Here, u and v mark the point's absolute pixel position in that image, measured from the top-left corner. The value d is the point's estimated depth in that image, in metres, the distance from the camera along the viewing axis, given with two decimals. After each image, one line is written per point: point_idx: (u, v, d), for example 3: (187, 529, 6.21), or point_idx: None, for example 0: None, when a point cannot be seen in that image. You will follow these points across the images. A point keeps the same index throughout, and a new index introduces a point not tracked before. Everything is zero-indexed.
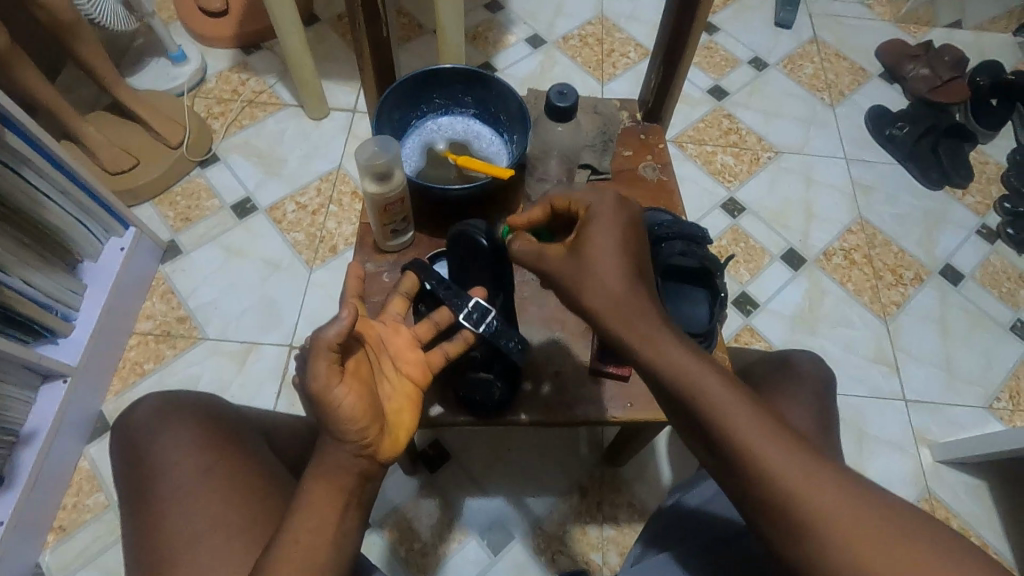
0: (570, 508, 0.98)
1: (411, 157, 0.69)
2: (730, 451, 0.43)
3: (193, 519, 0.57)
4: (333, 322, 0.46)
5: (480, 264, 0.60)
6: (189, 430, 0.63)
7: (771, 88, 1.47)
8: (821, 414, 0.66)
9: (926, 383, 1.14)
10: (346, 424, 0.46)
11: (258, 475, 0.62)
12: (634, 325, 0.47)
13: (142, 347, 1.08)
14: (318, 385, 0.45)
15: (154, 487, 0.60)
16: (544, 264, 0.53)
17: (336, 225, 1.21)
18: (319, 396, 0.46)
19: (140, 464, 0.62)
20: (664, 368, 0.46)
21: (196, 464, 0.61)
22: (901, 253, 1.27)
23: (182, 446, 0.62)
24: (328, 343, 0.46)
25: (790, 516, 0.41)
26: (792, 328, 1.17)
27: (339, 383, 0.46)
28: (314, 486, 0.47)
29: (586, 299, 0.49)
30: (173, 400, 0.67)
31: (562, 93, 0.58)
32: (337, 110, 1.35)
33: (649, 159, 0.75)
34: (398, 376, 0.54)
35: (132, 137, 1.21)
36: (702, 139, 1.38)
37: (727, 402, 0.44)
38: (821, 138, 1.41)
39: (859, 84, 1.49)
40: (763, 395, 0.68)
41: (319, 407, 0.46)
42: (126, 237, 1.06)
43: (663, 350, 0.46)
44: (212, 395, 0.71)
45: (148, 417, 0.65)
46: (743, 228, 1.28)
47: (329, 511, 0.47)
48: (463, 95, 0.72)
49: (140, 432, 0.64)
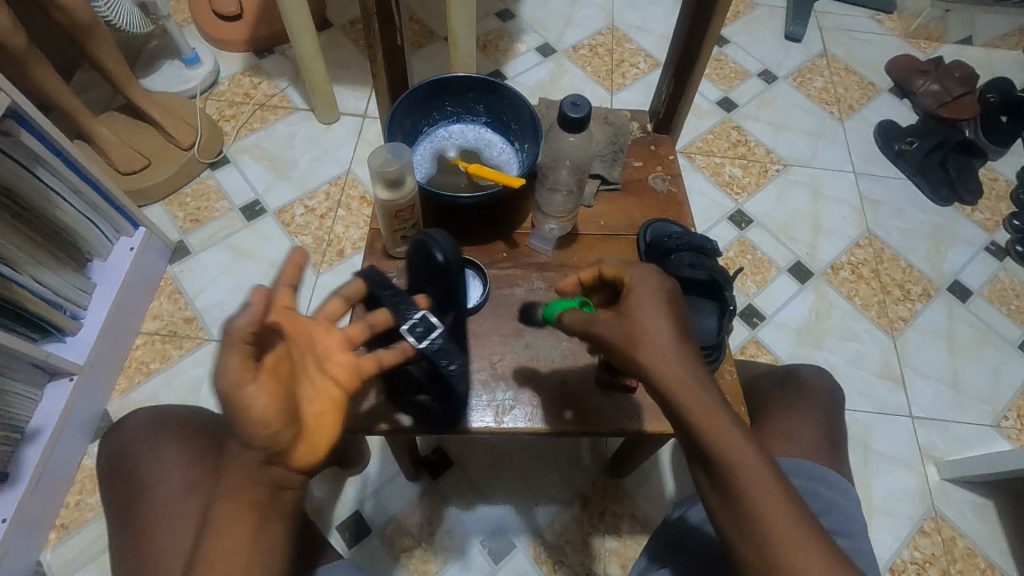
0: (573, 517, 0.98)
1: (422, 163, 0.69)
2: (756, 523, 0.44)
3: (179, 538, 0.58)
4: (243, 309, 0.43)
5: (436, 276, 0.56)
6: (178, 442, 0.63)
7: (779, 101, 1.47)
8: (828, 428, 0.65)
9: (934, 399, 1.13)
10: (254, 438, 0.44)
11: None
12: (683, 386, 0.48)
13: (149, 347, 1.08)
14: (225, 383, 0.42)
15: (142, 506, 0.60)
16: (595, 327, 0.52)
17: (344, 229, 1.22)
18: (229, 398, 0.43)
19: (128, 481, 0.62)
20: (710, 434, 0.46)
21: (184, 482, 0.61)
22: (909, 269, 1.27)
23: (171, 463, 0.62)
24: (234, 328, 0.43)
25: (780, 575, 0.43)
26: (797, 341, 1.17)
27: (251, 383, 0.43)
28: (224, 506, 0.46)
29: (644, 358, 0.48)
30: (161, 415, 0.67)
31: (575, 105, 0.54)
32: (346, 115, 1.35)
33: (659, 170, 0.74)
34: (322, 379, 0.49)
35: (144, 138, 1.22)
36: (710, 151, 1.38)
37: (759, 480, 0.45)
38: (828, 151, 1.41)
39: (869, 98, 1.49)
40: (768, 406, 0.68)
41: (226, 409, 0.43)
42: (136, 237, 1.07)
43: (711, 415, 0.47)
44: (203, 408, 0.70)
45: (135, 433, 0.65)
46: (750, 240, 1.27)
47: (242, 529, 0.47)
48: (475, 104, 0.72)
49: (126, 449, 0.64)
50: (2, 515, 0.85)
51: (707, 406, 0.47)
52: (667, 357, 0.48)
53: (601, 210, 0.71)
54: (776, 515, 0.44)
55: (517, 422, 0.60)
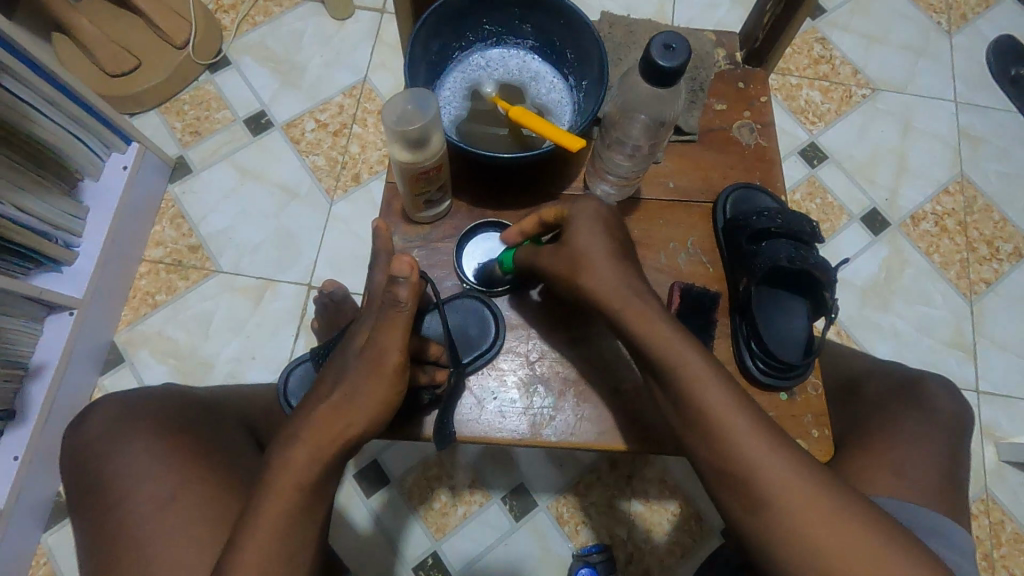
0: (600, 479, 0.93)
1: (452, 103, 0.55)
2: (702, 423, 0.44)
3: (152, 548, 0.51)
4: (400, 281, 0.45)
5: (468, 326, 0.55)
6: (151, 438, 0.56)
7: (878, 6, 1.22)
8: (938, 464, 0.56)
9: (1006, 374, 1.02)
10: (368, 413, 0.46)
11: (225, 496, 0.54)
12: (630, 305, 0.47)
13: (153, 277, 1.01)
14: (384, 351, 0.46)
15: (113, 513, 0.54)
16: (540, 264, 0.51)
17: (360, 150, 1.08)
18: (380, 360, 0.47)
19: (97, 485, 0.56)
20: (649, 339, 0.46)
21: (159, 484, 0.54)
22: (1003, 223, 1.10)
23: (144, 465, 0.55)
24: (398, 296, 0.46)
25: (735, 473, 0.43)
26: (860, 301, 1.05)
27: (379, 345, 0.47)
28: (268, 502, 0.43)
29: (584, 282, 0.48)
30: (128, 407, 0.59)
31: (669, 48, 0.39)
32: (362, 9, 1.16)
33: (747, 116, 0.59)
34: (393, 374, 0.47)
35: (131, 31, 1.06)
36: (787, 69, 1.17)
37: (706, 382, 0.45)
38: (929, 73, 1.18)
39: (987, 6, 1.23)
40: (869, 434, 0.58)
41: (373, 368, 0.47)
42: (129, 154, 0.96)
43: (651, 323, 0.47)
44: (179, 392, 0.63)
45: (102, 432, 0.58)
46: (822, 180, 1.11)
47: (294, 523, 0.43)
48: (521, 23, 0.56)
49: (94, 445, 0.57)
50: (13, 452, 0.83)
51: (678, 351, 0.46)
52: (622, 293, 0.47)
53: (670, 166, 0.58)
54: (765, 462, 0.43)
55: (557, 433, 0.53)
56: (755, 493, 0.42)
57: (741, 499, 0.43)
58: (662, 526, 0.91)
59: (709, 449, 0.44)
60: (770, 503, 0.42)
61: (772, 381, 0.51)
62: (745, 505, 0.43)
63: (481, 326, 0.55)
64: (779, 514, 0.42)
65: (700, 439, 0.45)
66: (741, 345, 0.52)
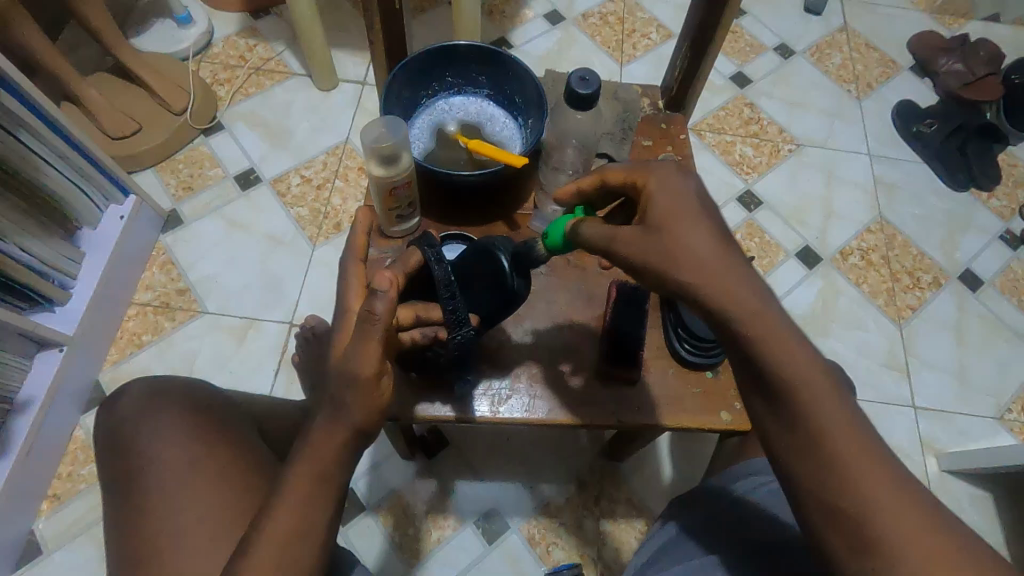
0: (569, 500, 0.97)
1: (420, 137, 0.66)
2: (799, 420, 0.40)
3: (176, 514, 0.55)
4: (376, 295, 0.44)
5: (488, 277, 0.54)
6: (178, 417, 0.61)
7: (796, 77, 1.42)
8: None
9: (938, 390, 1.11)
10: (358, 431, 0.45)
11: (247, 467, 0.59)
12: (729, 293, 0.41)
13: (141, 319, 1.06)
14: (359, 364, 0.44)
15: (138, 478, 0.58)
16: (618, 243, 0.45)
17: (341, 202, 1.18)
18: (354, 373, 0.44)
19: (123, 457, 0.59)
20: (749, 330, 0.41)
21: (184, 455, 0.58)
22: (921, 256, 1.23)
23: (170, 438, 0.60)
24: (374, 309, 0.44)
25: (833, 483, 0.39)
26: (801, 328, 1.15)
27: (355, 357, 0.44)
28: (278, 517, 0.43)
29: (673, 267, 0.42)
30: (157, 390, 0.64)
31: (584, 80, 0.52)
32: (346, 81, 1.30)
33: (670, 150, 0.71)
34: (374, 384, 0.45)
35: (135, 101, 1.18)
36: (721, 129, 1.34)
37: (809, 379, 0.40)
38: (844, 132, 1.36)
39: (889, 77, 1.43)
40: None
41: (348, 382, 0.44)
42: (126, 205, 1.04)
43: (749, 309, 0.41)
44: (200, 383, 0.68)
45: (133, 407, 0.62)
46: (759, 222, 1.24)
47: (303, 525, 0.44)
48: (477, 75, 0.68)
49: (125, 421, 0.61)
50: None
51: (783, 334, 0.41)
52: (704, 263, 0.42)
53: None
54: (866, 475, 0.38)
55: (513, 411, 0.61)
56: (853, 505, 0.38)
57: (837, 513, 0.38)
58: (631, 544, 0.95)
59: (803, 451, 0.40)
60: (869, 520, 0.37)
61: (696, 359, 0.63)
62: (821, 498, 0.39)
63: (502, 277, 0.54)
64: (882, 535, 0.37)
65: (793, 441, 0.40)
66: (670, 331, 0.65)
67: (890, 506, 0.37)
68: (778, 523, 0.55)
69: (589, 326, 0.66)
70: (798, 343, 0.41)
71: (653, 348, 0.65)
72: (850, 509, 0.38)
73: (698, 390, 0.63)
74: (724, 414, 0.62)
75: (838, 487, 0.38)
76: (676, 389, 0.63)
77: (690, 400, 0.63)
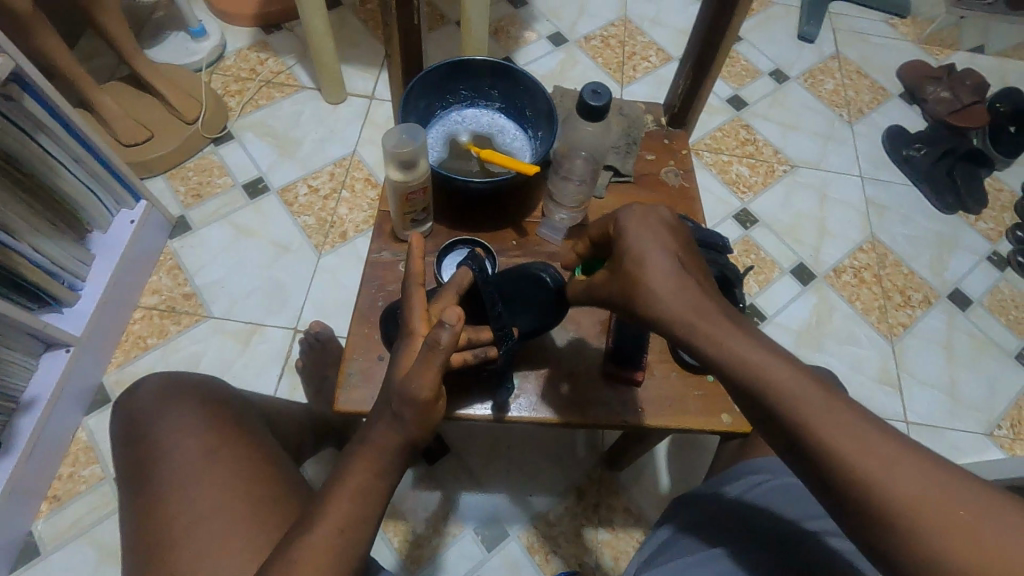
0: (567, 509, 0.98)
1: (435, 146, 0.68)
2: (814, 448, 0.39)
3: (191, 501, 0.56)
4: (443, 327, 0.46)
5: (536, 299, 0.61)
6: (193, 411, 0.63)
7: (790, 101, 1.46)
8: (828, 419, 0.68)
9: (929, 406, 1.13)
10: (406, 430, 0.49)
11: (261, 460, 0.61)
12: (697, 324, 0.43)
13: (147, 322, 1.07)
14: (418, 388, 0.47)
15: (154, 467, 0.59)
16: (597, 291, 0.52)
17: (347, 212, 1.21)
18: (413, 397, 0.48)
19: (138, 449, 0.61)
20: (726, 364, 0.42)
21: (199, 445, 0.60)
22: (911, 275, 1.27)
23: (185, 429, 0.61)
24: (438, 340, 0.46)
25: (872, 511, 0.36)
26: (796, 343, 1.17)
27: (414, 381, 0.48)
28: (337, 505, 0.47)
29: (640, 307, 0.46)
30: (173, 385, 0.66)
31: (596, 92, 0.56)
32: (354, 95, 1.34)
33: (672, 164, 0.74)
34: (425, 407, 0.49)
35: (149, 109, 1.20)
36: (718, 148, 1.38)
37: (805, 399, 0.39)
38: (837, 154, 1.40)
39: (879, 102, 1.48)
40: None
41: (406, 402, 0.48)
42: (137, 210, 1.06)
43: (722, 340, 0.43)
44: (213, 381, 0.70)
45: (149, 400, 0.64)
46: (754, 239, 1.27)
47: (352, 513, 0.46)
48: (490, 89, 0.71)
49: (140, 415, 0.63)
50: None
51: (770, 367, 0.41)
52: (668, 296, 0.45)
53: (611, 201, 0.71)
54: (901, 491, 0.35)
55: (522, 410, 0.63)
56: (898, 530, 0.35)
57: (891, 543, 0.36)
58: (629, 553, 0.95)
59: (832, 485, 0.38)
60: (921, 543, 0.34)
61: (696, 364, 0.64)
62: (867, 532, 0.37)
63: (551, 300, 0.60)
64: (938, 557, 0.34)
65: (824, 474, 0.38)
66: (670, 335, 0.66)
67: (945, 518, 0.34)
68: (774, 514, 0.58)
69: (594, 330, 0.68)
70: (783, 365, 0.41)
71: (656, 352, 0.67)
72: (915, 546, 0.35)
73: (699, 392, 0.65)
74: (725, 416, 0.64)
75: (877, 514, 0.36)
76: (677, 390, 0.65)
77: (691, 402, 0.65)
